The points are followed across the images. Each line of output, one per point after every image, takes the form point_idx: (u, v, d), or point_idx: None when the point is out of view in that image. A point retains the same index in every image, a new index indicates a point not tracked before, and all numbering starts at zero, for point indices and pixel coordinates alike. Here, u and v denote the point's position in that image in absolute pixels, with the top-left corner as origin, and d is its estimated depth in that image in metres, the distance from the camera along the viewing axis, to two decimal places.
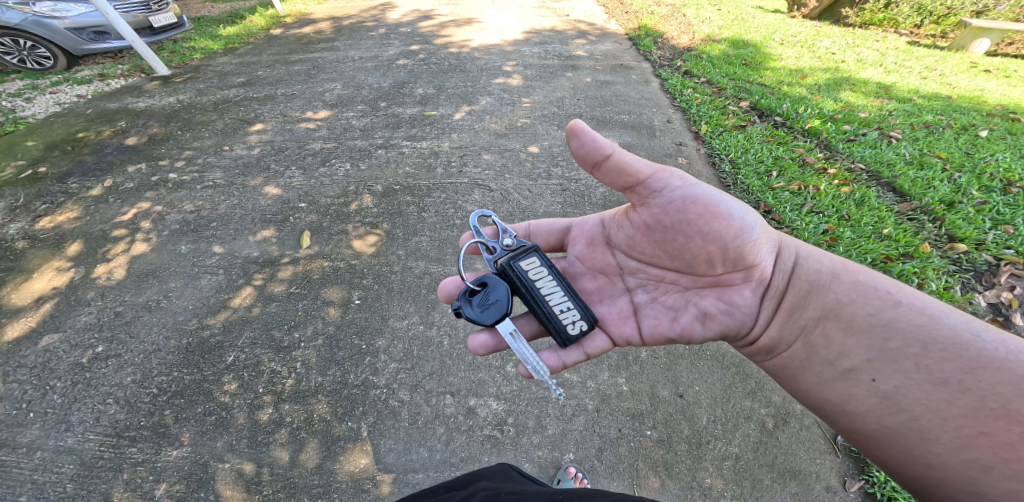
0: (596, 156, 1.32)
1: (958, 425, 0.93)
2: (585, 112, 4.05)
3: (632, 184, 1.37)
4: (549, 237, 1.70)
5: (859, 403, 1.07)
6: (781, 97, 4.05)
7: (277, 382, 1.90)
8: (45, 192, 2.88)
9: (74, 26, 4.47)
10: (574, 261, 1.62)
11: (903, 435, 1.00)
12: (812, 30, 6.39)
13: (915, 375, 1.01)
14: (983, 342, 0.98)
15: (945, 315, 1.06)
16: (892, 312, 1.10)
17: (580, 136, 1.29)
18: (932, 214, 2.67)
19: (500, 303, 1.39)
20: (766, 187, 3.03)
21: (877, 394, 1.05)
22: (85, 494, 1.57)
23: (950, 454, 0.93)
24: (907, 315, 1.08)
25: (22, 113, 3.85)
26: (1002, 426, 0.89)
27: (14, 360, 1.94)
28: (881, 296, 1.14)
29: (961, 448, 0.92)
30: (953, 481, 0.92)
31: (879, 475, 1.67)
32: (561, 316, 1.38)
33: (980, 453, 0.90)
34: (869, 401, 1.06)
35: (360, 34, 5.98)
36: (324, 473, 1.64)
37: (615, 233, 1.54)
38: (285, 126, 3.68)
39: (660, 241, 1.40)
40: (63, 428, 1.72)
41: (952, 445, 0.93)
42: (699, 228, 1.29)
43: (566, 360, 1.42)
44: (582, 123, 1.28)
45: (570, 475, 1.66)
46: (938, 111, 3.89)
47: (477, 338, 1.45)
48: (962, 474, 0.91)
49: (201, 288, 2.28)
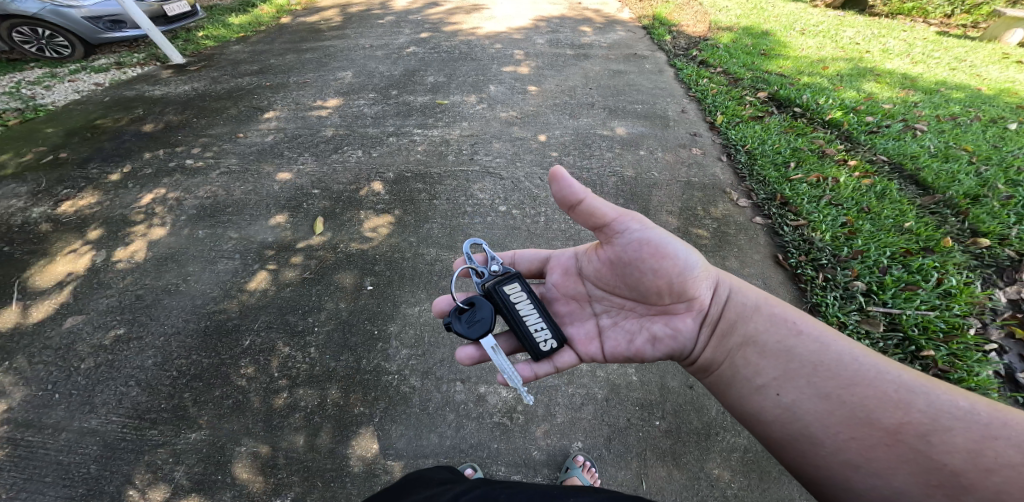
0: (570, 201, 1.28)
1: (835, 431, 0.99)
2: (597, 101, 4.00)
3: (600, 225, 1.34)
4: (530, 265, 1.62)
5: (766, 414, 1.10)
6: (800, 87, 3.95)
7: (293, 366, 1.93)
8: (66, 177, 2.94)
9: (90, 15, 4.46)
10: (549, 288, 1.55)
11: (798, 441, 1.04)
12: (835, 19, 6.17)
13: (808, 390, 1.05)
14: (861, 360, 1.05)
15: (835, 337, 1.11)
16: (795, 336, 1.14)
17: (557, 182, 1.25)
18: (955, 208, 2.61)
19: (485, 320, 1.38)
20: (783, 179, 2.97)
21: (779, 406, 1.08)
22: (108, 475, 1.61)
23: (830, 455, 0.98)
24: (806, 340, 1.13)
25: (42, 100, 3.91)
26: (867, 432, 0.95)
27: (40, 341, 2.00)
28: (787, 322, 1.18)
29: (838, 450, 0.98)
30: (833, 479, 0.98)
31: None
32: (537, 335, 1.36)
33: (850, 454, 0.96)
34: (772, 412, 1.09)
35: (369, 22, 5.94)
36: (338, 457, 1.67)
37: (585, 264, 1.48)
38: (298, 114, 3.70)
39: (620, 274, 1.36)
40: (88, 409, 1.78)
41: (832, 448, 0.99)
42: (651, 264, 1.28)
43: (537, 373, 1.39)
44: (561, 169, 1.24)
45: (579, 462, 1.65)
46: (965, 103, 3.76)
47: (462, 349, 1.43)
48: (837, 473, 0.97)
49: (218, 272, 2.33)
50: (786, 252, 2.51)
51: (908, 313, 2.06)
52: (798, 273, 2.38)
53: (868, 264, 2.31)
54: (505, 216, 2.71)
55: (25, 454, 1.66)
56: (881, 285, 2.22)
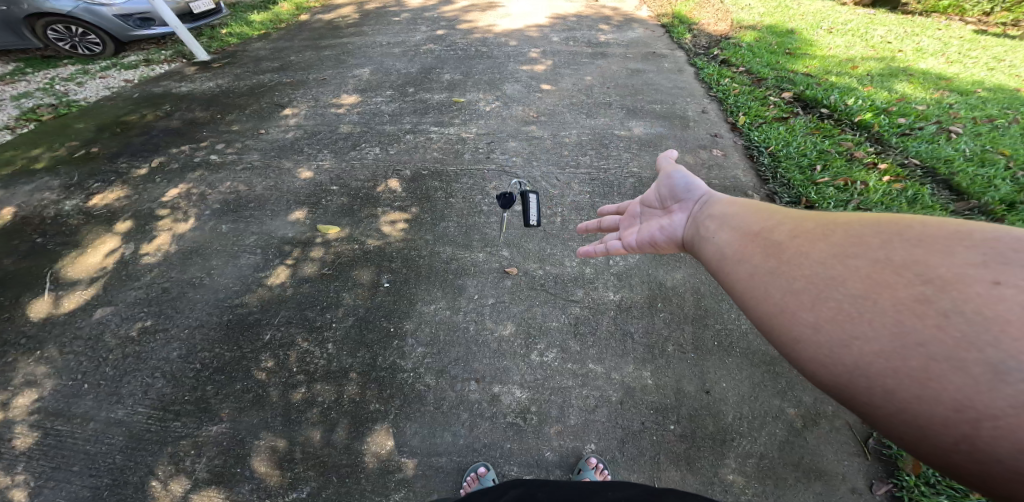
0: None
1: (834, 281, 0.65)
2: (615, 100, 3.95)
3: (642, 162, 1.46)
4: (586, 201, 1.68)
5: (737, 281, 0.79)
6: (828, 88, 3.83)
7: (310, 361, 1.96)
8: (96, 171, 3.04)
9: (121, 13, 4.59)
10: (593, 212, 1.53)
11: (774, 306, 0.71)
12: (865, 17, 5.97)
13: (795, 242, 0.74)
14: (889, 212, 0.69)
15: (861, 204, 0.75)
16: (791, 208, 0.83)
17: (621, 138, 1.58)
18: (991, 214, 2.50)
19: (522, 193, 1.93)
20: (808, 182, 2.89)
21: (753, 267, 0.78)
22: (133, 466, 1.66)
23: (818, 317, 0.64)
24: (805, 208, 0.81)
25: (74, 96, 4.04)
26: (885, 276, 0.60)
27: (71, 331, 2.06)
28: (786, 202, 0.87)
29: (830, 305, 0.63)
30: (824, 351, 0.62)
31: (910, 479, 1.59)
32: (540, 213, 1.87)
33: (851, 310, 0.61)
34: (742, 276, 0.79)
35: (387, 19, 5.98)
36: (353, 452, 1.69)
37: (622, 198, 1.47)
38: (317, 111, 3.75)
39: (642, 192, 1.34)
40: (114, 399, 1.83)
41: (820, 305, 0.64)
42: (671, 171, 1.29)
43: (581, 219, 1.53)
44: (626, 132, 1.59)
45: (592, 465, 1.63)
46: (1004, 104, 3.59)
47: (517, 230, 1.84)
48: (823, 339, 0.62)
49: (240, 266, 2.38)
50: None
51: None
52: None
53: None
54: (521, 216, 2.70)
55: (54, 443, 1.71)
56: None
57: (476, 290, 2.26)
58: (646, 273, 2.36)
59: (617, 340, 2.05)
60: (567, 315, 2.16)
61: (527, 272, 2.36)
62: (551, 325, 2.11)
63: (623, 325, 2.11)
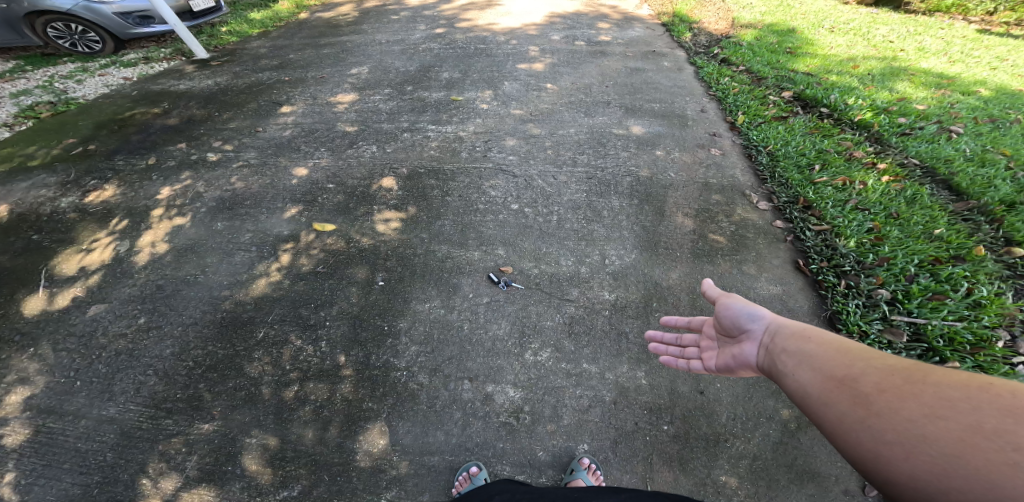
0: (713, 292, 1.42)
1: (922, 438, 0.78)
2: (614, 99, 3.93)
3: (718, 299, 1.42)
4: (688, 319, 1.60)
5: (828, 422, 0.93)
6: (828, 87, 3.80)
7: (303, 359, 1.96)
8: (94, 168, 3.05)
9: (121, 11, 4.56)
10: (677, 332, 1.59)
11: (871, 451, 0.84)
12: (868, 17, 5.92)
13: (879, 396, 0.87)
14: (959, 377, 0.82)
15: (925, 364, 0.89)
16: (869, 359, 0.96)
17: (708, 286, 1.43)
18: (990, 215, 2.48)
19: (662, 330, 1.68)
20: (807, 181, 2.87)
21: (844, 413, 0.91)
22: (123, 463, 1.65)
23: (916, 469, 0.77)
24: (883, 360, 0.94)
25: (73, 94, 4.04)
26: (964, 439, 0.73)
27: (64, 328, 2.07)
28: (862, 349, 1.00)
29: (923, 460, 0.76)
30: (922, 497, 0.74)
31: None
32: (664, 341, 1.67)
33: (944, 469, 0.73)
34: (832, 418, 0.93)
35: (386, 17, 5.97)
36: (345, 451, 1.68)
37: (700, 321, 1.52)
38: (315, 109, 3.74)
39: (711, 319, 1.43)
40: (107, 397, 1.83)
41: (913, 460, 0.78)
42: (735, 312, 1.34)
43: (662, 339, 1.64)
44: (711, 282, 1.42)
45: (584, 465, 1.62)
46: (1006, 104, 3.56)
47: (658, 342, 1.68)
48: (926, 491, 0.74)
49: (236, 264, 2.38)
50: (806, 257, 2.42)
51: (934, 323, 1.97)
52: (819, 280, 2.29)
53: (894, 271, 2.21)
54: (517, 215, 2.69)
55: (45, 440, 1.71)
56: (907, 294, 2.12)
57: (471, 288, 2.26)
58: (642, 273, 2.35)
59: (611, 340, 2.04)
60: (562, 314, 2.15)
61: (523, 271, 2.36)
62: (545, 324, 2.11)
63: (617, 325, 2.10)
